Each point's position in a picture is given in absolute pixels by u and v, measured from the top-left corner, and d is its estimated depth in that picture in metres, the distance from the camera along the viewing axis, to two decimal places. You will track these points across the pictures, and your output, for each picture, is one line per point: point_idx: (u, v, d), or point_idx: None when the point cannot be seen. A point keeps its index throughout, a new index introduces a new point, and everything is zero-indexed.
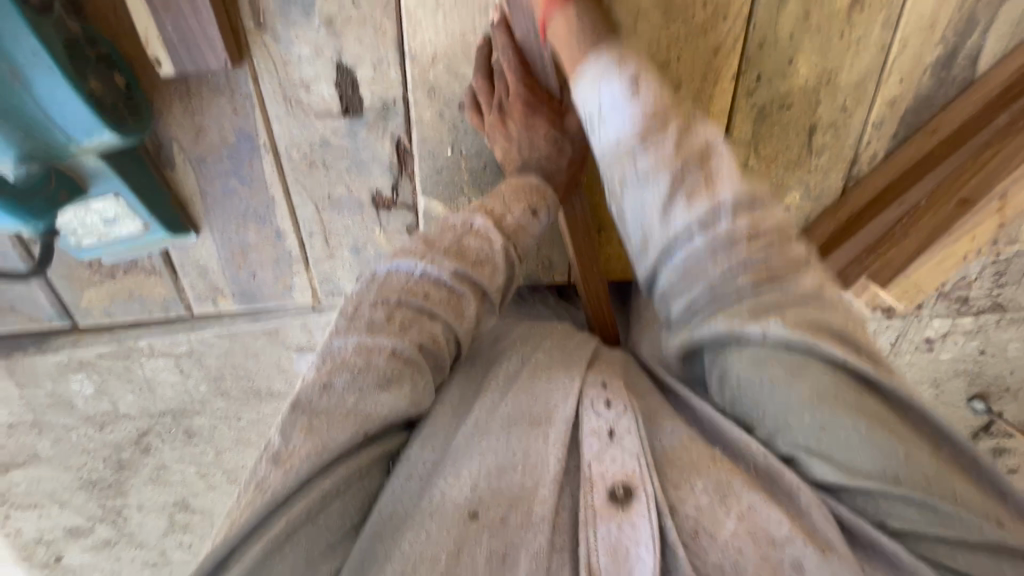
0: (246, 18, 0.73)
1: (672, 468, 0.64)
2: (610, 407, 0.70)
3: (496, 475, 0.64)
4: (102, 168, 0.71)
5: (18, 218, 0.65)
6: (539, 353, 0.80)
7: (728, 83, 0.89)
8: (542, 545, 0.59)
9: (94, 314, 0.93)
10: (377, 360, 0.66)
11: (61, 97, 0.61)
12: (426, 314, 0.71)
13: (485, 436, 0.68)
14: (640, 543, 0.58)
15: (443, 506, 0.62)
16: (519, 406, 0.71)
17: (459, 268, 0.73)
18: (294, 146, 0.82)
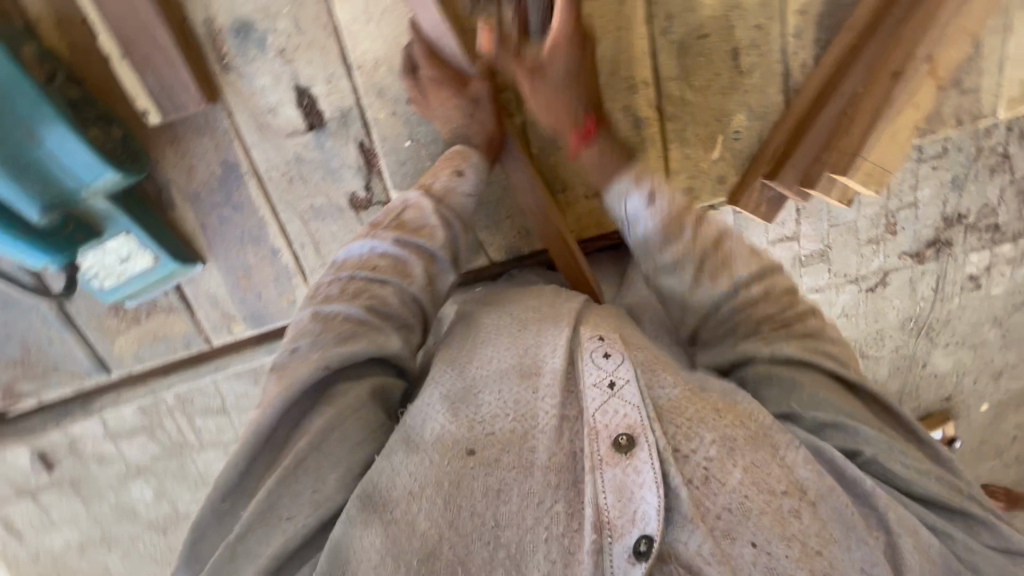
0: (214, 64, 0.86)
1: (680, 415, 0.63)
2: (607, 357, 0.69)
3: (488, 421, 0.65)
4: (111, 209, 0.83)
5: (44, 253, 0.79)
6: (530, 312, 0.82)
7: (642, 28, 0.98)
8: (536, 485, 0.59)
9: (127, 362, 1.02)
10: (335, 322, 0.69)
11: (68, 147, 0.75)
12: (378, 281, 0.74)
13: (481, 389, 0.69)
14: (644, 486, 0.58)
15: (442, 442, 0.63)
16: (510, 358, 0.73)
17: (400, 236, 0.78)
18: (273, 166, 0.93)
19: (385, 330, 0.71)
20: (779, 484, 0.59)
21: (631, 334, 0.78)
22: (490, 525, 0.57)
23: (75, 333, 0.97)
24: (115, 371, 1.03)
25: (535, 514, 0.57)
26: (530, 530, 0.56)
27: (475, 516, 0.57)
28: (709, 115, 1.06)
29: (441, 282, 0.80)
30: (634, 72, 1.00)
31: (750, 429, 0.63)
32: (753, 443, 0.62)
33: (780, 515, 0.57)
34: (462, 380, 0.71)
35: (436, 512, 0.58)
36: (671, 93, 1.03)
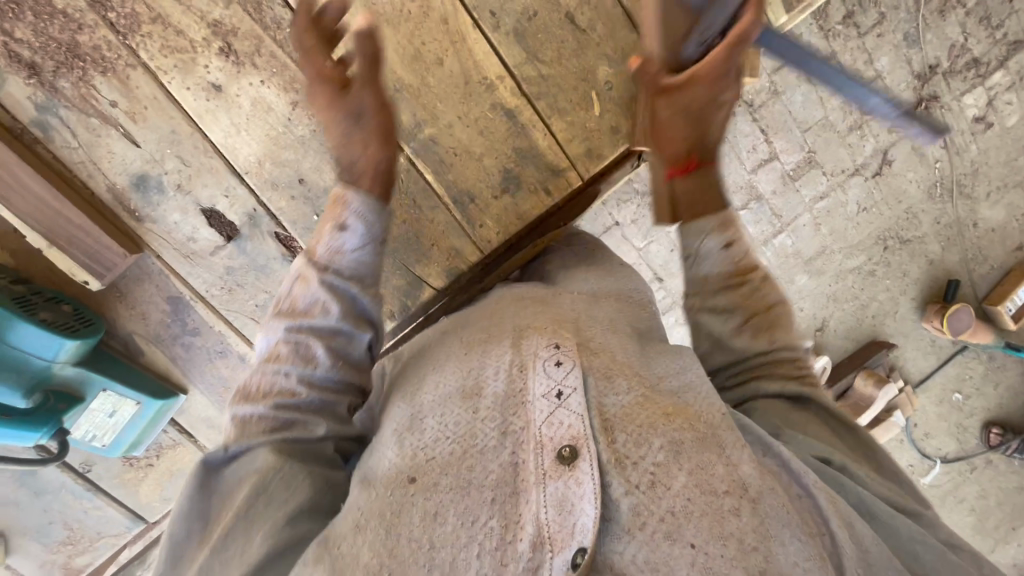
0: (127, 220, 0.97)
1: (631, 424, 0.57)
2: (559, 365, 0.61)
3: (431, 446, 0.60)
4: (83, 373, 0.92)
5: (36, 428, 0.88)
6: (475, 331, 0.73)
7: (476, 33, 1.04)
8: (472, 504, 0.54)
9: (156, 505, 1.11)
10: (248, 428, 0.66)
11: (24, 332, 0.84)
12: (279, 374, 0.67)
13: (423, 418, 0.63)
14: (585, 497, 0.52)
15: (389, 474, 0.59)
16: (455, 382, 0.65)
17: (290, 324, 0.69)
18: (210, 285, 1.03)
19: (307, 420, 0.68)
20: (721, 484, 0.54)
21: (592, 328, 0.69)
22: (426, 549, 0.52)
23: (104, 495, 1.07)
24: (150, 518, 1.11)
25: (469, 532, 0.52)
26: (463, 548, 0.51)
27: (411, 542, 0.53)
28: (573, 80, 1.10)
29: (354, 346, 0.71)
30: (486, 72, 1.06)
31: (706, 422, 0.59)
32: (702, 443, 0.56)
33: (709, 485, 0.54)
34: (409, 410, 0.65)
35: (377, 543, 0.53)
36: (529, 75, 1.08)
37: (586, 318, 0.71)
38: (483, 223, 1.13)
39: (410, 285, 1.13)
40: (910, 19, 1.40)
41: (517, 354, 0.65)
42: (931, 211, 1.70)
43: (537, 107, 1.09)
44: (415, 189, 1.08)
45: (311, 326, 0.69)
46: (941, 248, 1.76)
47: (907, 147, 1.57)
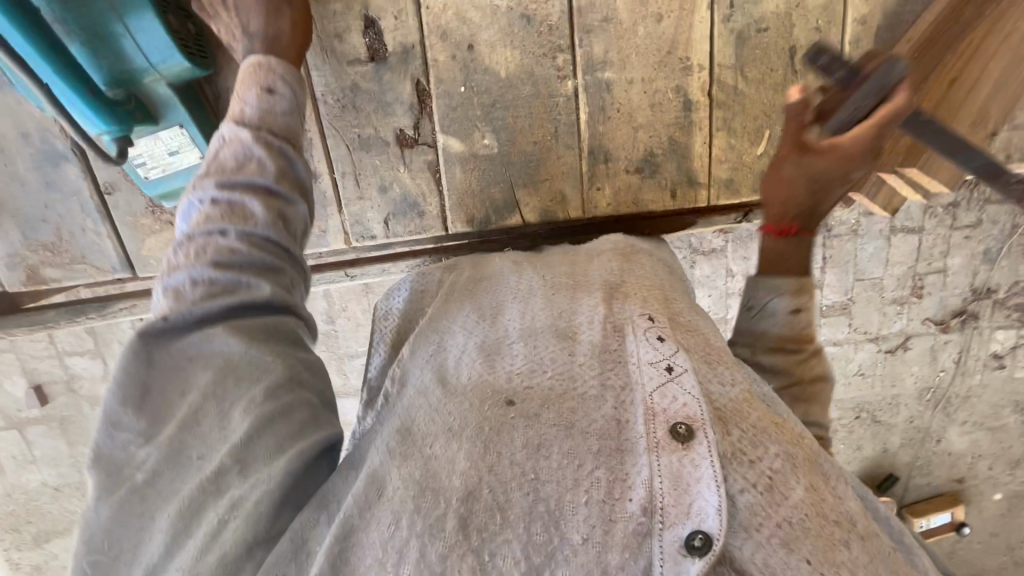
0: None
1: (745, 421, 0.56)
2: (662, 340, 0.63)
3: (526, 372, 0.62)
4: (171, 98, 0.85)
5: (99, 116, 0.79)
6: (558, 276, 0.79)
7: (705, 13, 0.99)
8: (578, 447, 0.54)
9: (152, 265, 1.03)
10: (192, 291, 0.60)
11: (146, 23, 0.78)
12: (224, 237, 0.63)
13: (521, 344, 0.66)
14: (702, 481, 0.51)
15: (484, 386, 0.61)
16: (549, 320, 0.69)
17: (195, 186, 0.66)
18: (330, 91, 0.96)
19: (249, 280, 0.62)
20: (833, 512, 0.53)
21: (689, 315, 0.72)
22: (530, 478, 0.52)
23: (110, 226, 0.99)
24: (139, 273, 1.03)
25: (575, 475, 0.52)
26: (569, 491, 0.51)
27: (513, 466, 0.53)
28: (759, 109, 1.05)
29: (293, 213, 0.69)
30: (690, 53, 1.01)
31: (807, 450, 0.58)
32: (811, 464, 0.56)
33: (821, 508, 0.53)
34: (494, 332, 0.69)
35: (473, 453, 0.54)
36: (724, 81, 1.04)
37: (668, 292, 0.76)
38: (602, 188, 1.08)
39: (503, 203, 1.07)
40: (999, 240, 1.44)
41: (614, 315, 0.69)
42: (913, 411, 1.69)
43: (712, 114, 1.05)
44: (564, 119, 1.03)
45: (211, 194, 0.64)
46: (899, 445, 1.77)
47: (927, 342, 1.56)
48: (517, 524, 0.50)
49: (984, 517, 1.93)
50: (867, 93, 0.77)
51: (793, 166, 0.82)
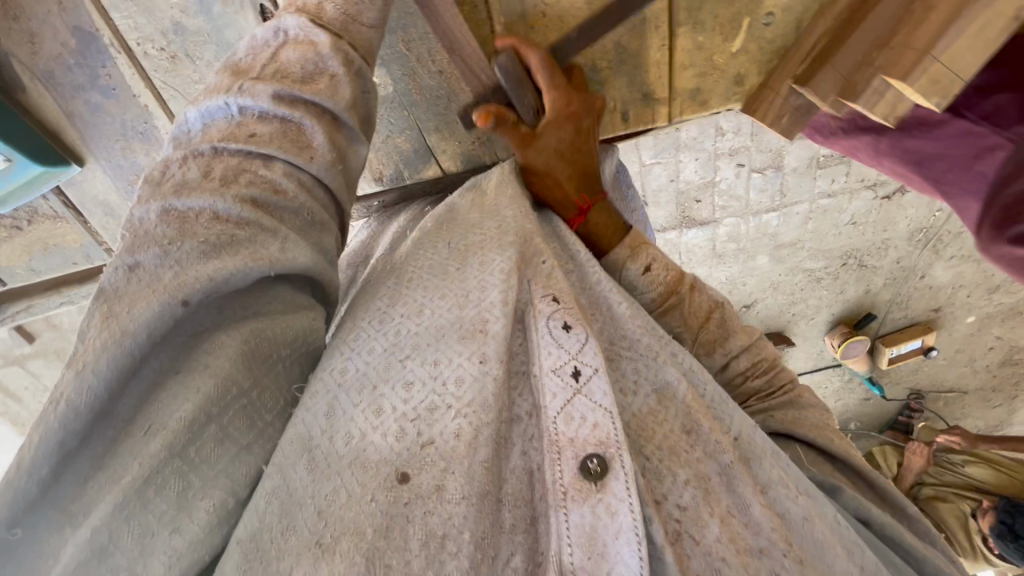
0: None
1: (649, 444, 0.59)
2: (567, 332, 0.61)
3: (429, 418, 0.55)
4: None
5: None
6: (470, 233, 0.70)
7: None
8: (500, 539, 0.52)
9: (20, 275, 0.90)
10: (194, 226, 0.50)
11: None
12: (254, 156, 0.54)
13: (412, 357, 0.58)
14: (620, 536, 0.52)
15: (364, 457, 0.52)
16: (449, 315, 0.62)
17: (278, 89, 0.56)
18: (145, 38, 0.71)
19: (277, 237, 0.52)
20: (757, 547, 0.55)
21: (586, 278, 0.71)
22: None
23: None
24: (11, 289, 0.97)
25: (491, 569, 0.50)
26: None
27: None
28: None
29: (353, 156, 0.62)
30: None
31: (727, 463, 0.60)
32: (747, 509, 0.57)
33: (745, 554, 0.54)
34: (390, 344, 0.59)
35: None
36: None
37: (574, 273, 0.71)
38: None
39: (415, 154, 0.88)
40: None
41: (515, 301, 0.64)
42: (902, 250, 2.03)
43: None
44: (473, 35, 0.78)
45: (262, 111, 0.56)
46: (882, 284, 2.16)
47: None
48: None
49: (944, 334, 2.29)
50: (507, 72, 0.74)
51: (536, 154, 0.76)
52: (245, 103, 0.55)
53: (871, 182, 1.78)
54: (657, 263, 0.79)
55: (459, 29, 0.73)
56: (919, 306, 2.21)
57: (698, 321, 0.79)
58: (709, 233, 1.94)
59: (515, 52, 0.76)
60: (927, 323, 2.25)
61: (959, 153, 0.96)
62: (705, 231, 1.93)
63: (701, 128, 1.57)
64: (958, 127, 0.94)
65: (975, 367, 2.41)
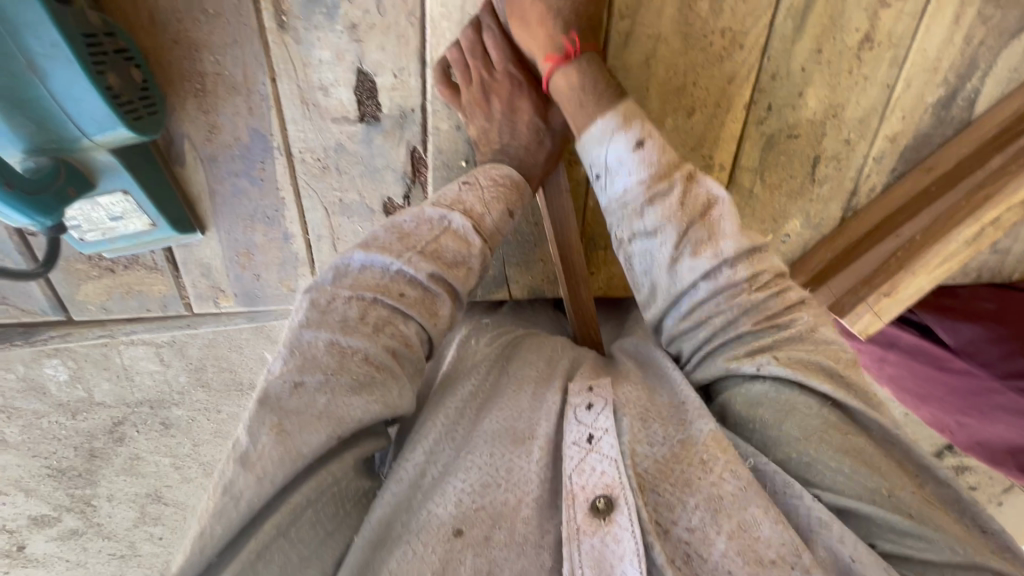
0: (268, 19, 0.73)
1: (664, 480, 0.64)
2: (591, 410, 0.70)
3: (481, 493, 0.65)
4: (113, 163, 0.69)
5: (24, 213, 0.62)
6: (530, 353, 0.83)
7: (739, 112, 0.91)
8: (529, 565, 0.61)
9: (89, 309, 0.91)
10: (351, 363, 0.62)
11: (78, 90, 0.60)
12: (400, 314, 0.66)
13: (469, 452, 0.69)
14: (624, 558, 0.59)
15: (429, 523, 0.63)
16: (505, 422, 0.73)
17: (436, 269, 0.67)
18: (309, 149, 0.81)
19: (383, 364, 0.63)
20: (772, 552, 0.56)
21: None
22: None
23: None
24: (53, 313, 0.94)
25: None
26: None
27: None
28: (768, 213, 1.02)
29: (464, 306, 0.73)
30: (715, 152, 0.93)
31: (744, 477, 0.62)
32: None
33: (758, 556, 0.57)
34: (458, 446, 0.71)
35: None
36: (742, 182, 0.98)
37: None
38: (597, 271, 1.03)
39: (493, 279, 1.01)
40: None
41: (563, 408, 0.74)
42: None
43: None
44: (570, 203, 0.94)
45: (414, 278, 0.67)
46: None
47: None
48: None
49: None
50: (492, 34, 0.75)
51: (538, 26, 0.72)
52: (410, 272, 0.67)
53: None
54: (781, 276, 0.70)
55: (563, 206, 0.88)
56: None
57: (692, 213, 0.69)
58: None
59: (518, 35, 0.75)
60: None
61: (964, 383, 1.08)
62: None
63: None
64: (963, 362, 1.08)
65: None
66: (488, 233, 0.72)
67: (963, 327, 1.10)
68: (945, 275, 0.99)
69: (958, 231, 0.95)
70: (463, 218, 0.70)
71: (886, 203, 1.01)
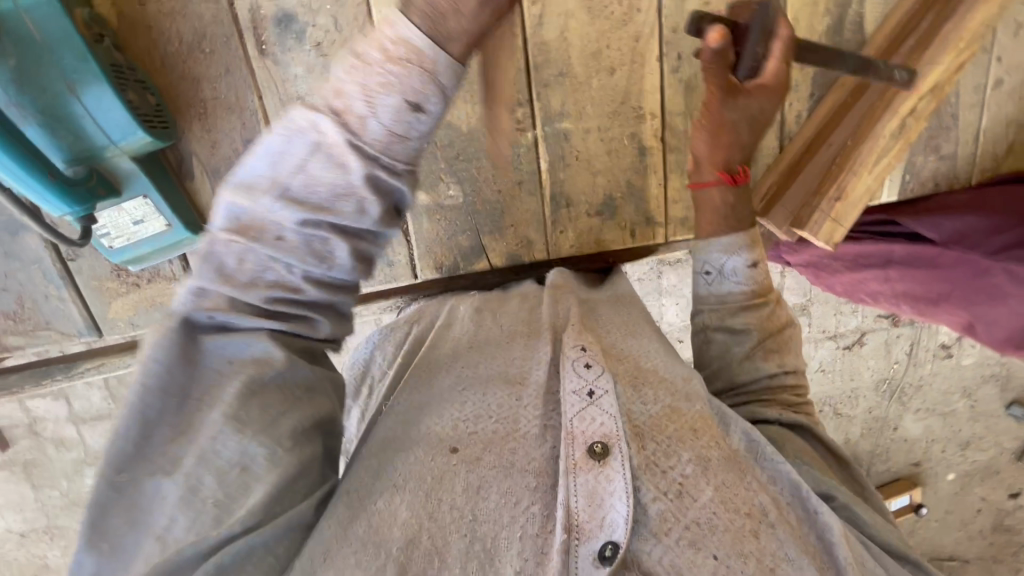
0: (250, 48, 0.91)
1: (660, 433, 0.70)
2: (588, 368, 0.75)
3: (473, 421, 0.72)
4: (133, 170, 0.85)
5: (59, 201, 0.78)
6: (516, 324, 0.91)
7: (655, 64, 1.05)
8: (516, 486, 0.65)
9: (119, 327, 1.02)
10: (238, 299, 0.63)
11: (106, 103, 0.78)
12: (286, 262, 0.63)
13: (467, 390, 0.77)
14: (615, 494, 0.63)
15: (431, 438, 0.71)
16: (497, 370, 0.81)
17: (307, 199, 0.62)
18: None
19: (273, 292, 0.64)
20: (743, 505, 0.66)
21: (617, 342, 0.85)
22: (468, 518, 0.63)
23: (73, 290, 0.99)
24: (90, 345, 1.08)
25: (512, 512, 0.63)
26: (505, 528, 0.62)
27: (454, 510, 0.63)
28: None
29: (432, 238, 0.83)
30: (643, 102, 1.07)
31: (725, 452, 0.71)
32: (725, 464, 0.69)
33: (730, 504, 0.66)
34: (452, 381, 0.80)
35: (417, 503, 0.64)
36: (675, 126, 1.09)
37: (601, 315, 0.92)
38: (565, 231, 1.13)
39: (471, 250, 1.11)
40: None
41: (556, 356, 0.81)
42: (871, 400, 2.17)
43: (666, 158, 1.11)
44: (526, 168, 1.07)
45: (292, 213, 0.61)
46: (860, 432, 2.24)
47: (881, 338, 2.03)
48: (454, 565, 0.60)
49: (938, 496, 2.38)
50: None
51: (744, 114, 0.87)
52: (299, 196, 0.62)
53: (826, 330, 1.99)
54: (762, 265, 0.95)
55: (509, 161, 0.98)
56: (898, 459, 2.30)
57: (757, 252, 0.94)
58: None
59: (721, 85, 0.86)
60: (912, 477, 2.34)
61: (961, 273, 1.14)
62: None
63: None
64: (952, 254, 1.14)
65: (970, 530, 2.44)
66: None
67: (944, 221, 1.15)
68: (890, 169, 1.06)
69: (880, 125, 1.04)
70: (332, 124, 0.60)
71: (815, 121, 1.11)
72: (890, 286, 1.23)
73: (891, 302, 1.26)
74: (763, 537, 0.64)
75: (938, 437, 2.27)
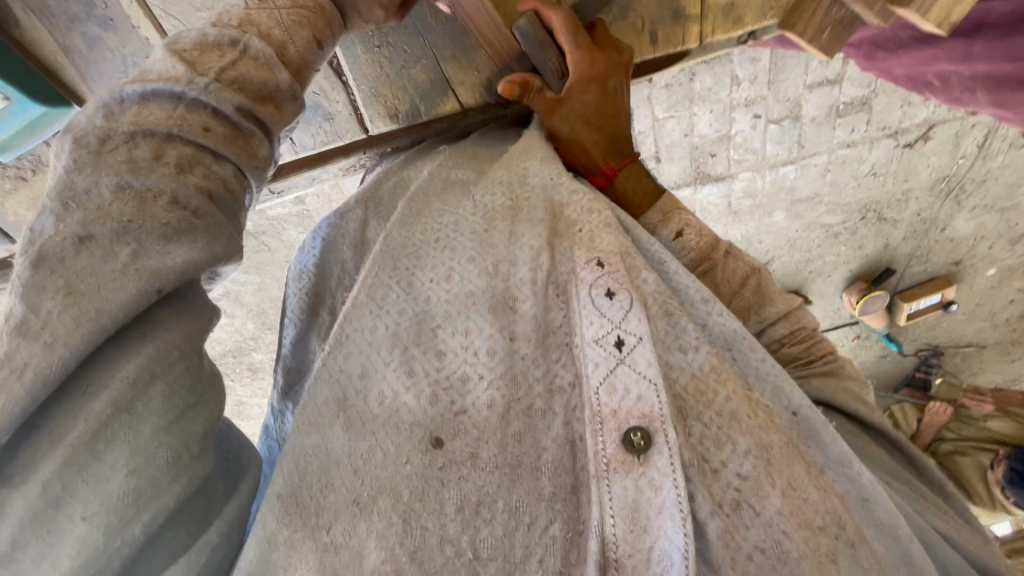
0: None
1: (707, 409, 0.55)
2: (611, 299, 0.58)
3: (455, 377, 0.55)
4: None
5: None
6: (495, 195, 0.67)
7: None
8: (528, 496, 0.53)
9: (28, 230, 0.98)
10: (151, 208, 0.48)
11: None
12: (207, 150, 0.53)
13: (446, 323, 0.58)
14: (663, 511, 0.51)
15: (399, 417, 0.54)
16: (477, 278, 0.60)
17: (244, 102, 0.55)
18: None
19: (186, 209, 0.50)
20: (816, 518, 0.53)
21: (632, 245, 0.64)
22: (468, 557, 0.50)
23: None
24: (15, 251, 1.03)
25: (525, 540, 0.51)
26: (519, 566, 0.50)
27: (445, 545, 0.50)
28: None
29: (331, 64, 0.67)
30: None
31: (786, 433, 0.56)
32: (785, 453, 0.55)
33: (802, 515, 0.53)
34: (416, 304, 0.59)
35: (391, 536, 0.49)
36: None
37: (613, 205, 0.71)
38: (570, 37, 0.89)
39: (431, 86, 0.89)
40: None
41: (552, 273, 0.61)
42: (923, 201, 1.91)
43: None
44: None
45: (217, 110, 0.54)
46: (902, 237, 2.02)
47: (951, 129, 1.69)
48: None
49: (974, 291, 2.20)
50: None
51: (563, 120, 0.77)
52: (186, 91, 0.53)
53: (893, 129, 1.66)
54: (688, 227, 0.77)
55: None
56: (940, 260, 2.10)
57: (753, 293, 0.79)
58: (724, 190, 1.74)
59: (535, 14, 0.78)
60: (952, 276, 2.15)
61: None
62: (720, 186, 1.72)
63: (717, 77, 1.39)
64: None
65: (996, 319, 2.29)
66: (295, 66, 0.61)
67: None
68: None
69: None
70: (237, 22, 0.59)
71: None
72: (968, 66, 0.99)
73: (963, 87, 1.04)
74: (842, 562, 0.52)
75: (994, 238, 2.03)
